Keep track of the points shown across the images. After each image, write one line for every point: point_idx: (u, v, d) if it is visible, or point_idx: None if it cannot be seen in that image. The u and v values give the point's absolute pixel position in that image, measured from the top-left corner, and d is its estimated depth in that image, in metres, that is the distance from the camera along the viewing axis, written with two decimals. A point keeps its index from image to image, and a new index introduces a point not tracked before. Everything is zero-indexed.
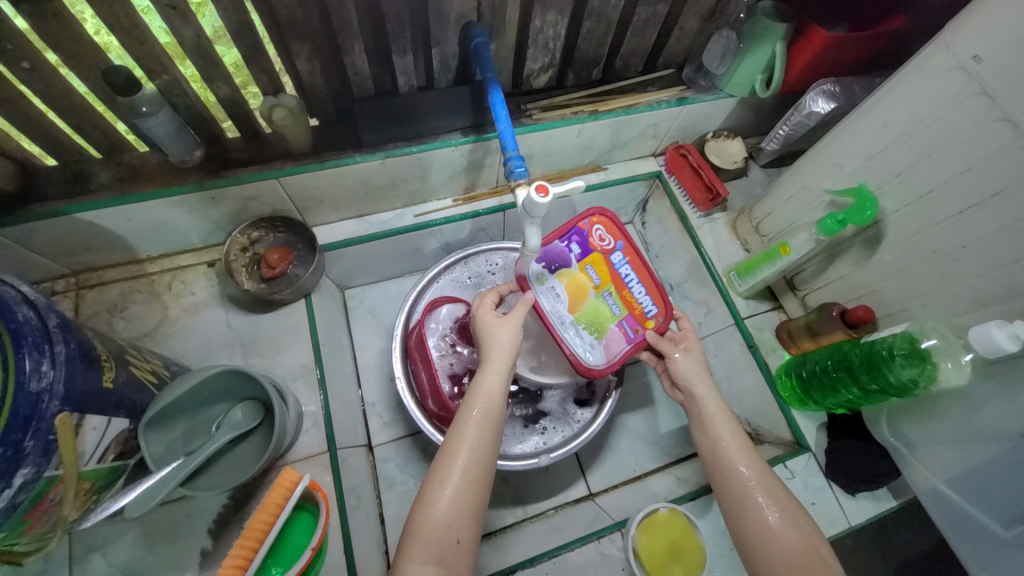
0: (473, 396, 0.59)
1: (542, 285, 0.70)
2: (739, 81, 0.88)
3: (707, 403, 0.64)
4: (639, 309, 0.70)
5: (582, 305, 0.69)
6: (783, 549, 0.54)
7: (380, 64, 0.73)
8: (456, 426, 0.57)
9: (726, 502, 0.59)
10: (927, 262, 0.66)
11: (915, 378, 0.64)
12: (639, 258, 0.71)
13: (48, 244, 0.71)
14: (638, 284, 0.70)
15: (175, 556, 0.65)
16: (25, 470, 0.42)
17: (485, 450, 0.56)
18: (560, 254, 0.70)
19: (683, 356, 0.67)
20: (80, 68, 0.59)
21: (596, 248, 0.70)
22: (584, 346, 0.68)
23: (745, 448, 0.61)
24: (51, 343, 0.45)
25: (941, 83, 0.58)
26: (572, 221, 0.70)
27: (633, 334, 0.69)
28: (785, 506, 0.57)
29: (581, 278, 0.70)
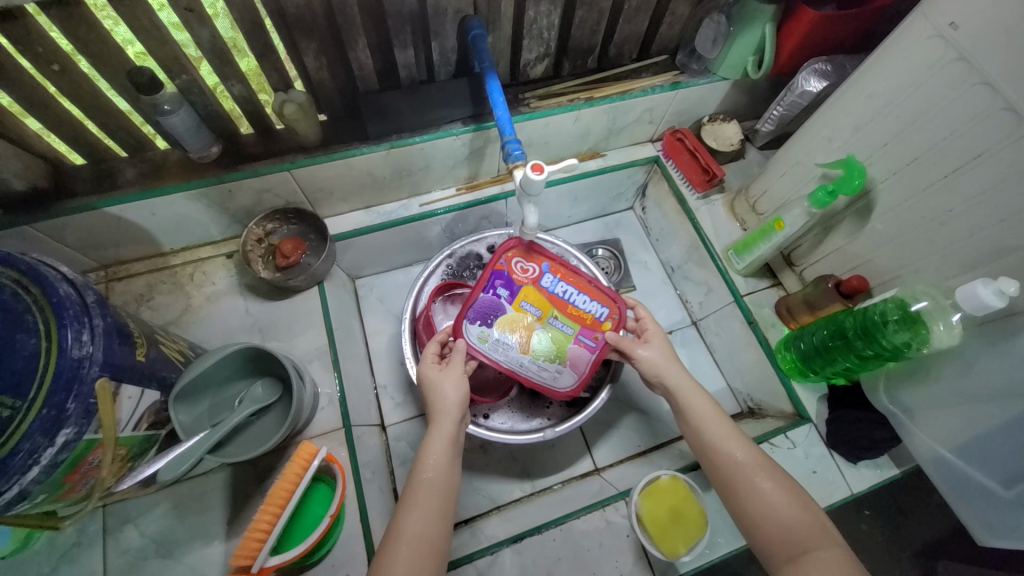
0: (420, 465, 0.61)
1: (487, 340, 0.72)
2: (731, 64, 0.91)
3: (682, 390, 0.66)
4: (590, 317, 0.73)
5: (534, 342, 0.73)
6: (783, 528, 0.55)
7: (383, 58, 0.77)
8: (407, 496, 0.58)
9: (722, 487, 0.60)
10: (917, 228, 0.68)
11: (908, 341, 0.66)
12: (566, 269, 0.74)
13: (79, 238, 0.76)
14: (576, 297, 0.73)
15: (202, 526, 0.69)
16: (67, 430, 0.45)
17: (434, 522, 0.56)
18: (491, 303, 0.72)
19: (646, 351, 0.71)
20: (107, 70, 0.64)
21: (523, 282, 0.72)
22: (551, 374, 0.73)
23: (731, 431, 0.62)
24: (90, 316, 0.49)
25: (922, 52, 0.60)
26: (490, 268, 0.72)
27: (594, 344, 0.73)
28: (777, 477, 0.58)
29: (521, 317, 0.72)
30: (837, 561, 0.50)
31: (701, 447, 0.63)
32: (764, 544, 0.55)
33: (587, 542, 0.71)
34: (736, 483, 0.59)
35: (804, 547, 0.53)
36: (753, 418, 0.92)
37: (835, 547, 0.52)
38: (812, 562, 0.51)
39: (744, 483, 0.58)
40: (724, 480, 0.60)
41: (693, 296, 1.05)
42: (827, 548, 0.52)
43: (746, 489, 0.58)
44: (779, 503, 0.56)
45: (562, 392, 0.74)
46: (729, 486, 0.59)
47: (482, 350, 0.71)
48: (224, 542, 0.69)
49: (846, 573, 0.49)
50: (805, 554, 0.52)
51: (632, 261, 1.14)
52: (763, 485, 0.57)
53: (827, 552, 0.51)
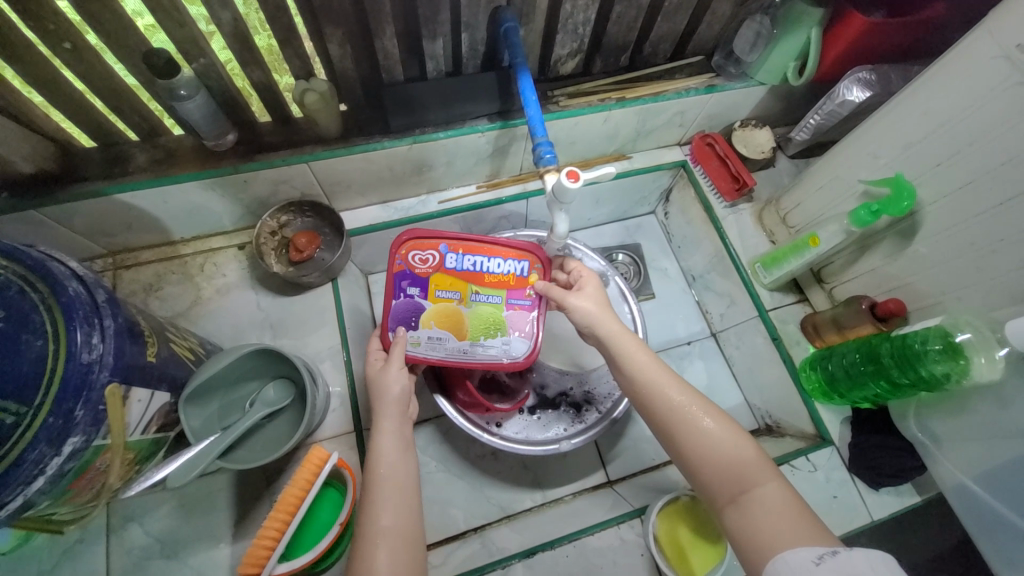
0: (375, 465, 0.59)
1: (420, 342, 0.70)
2: (771, 69, 0.86)
3: (615, 336, 0.64)
4: (513, 277, 0.73)
5: (469, 326, 0.71)
6: (722, 469, 0.54)
7: (409, 48, 0.73)
8: (370, 497, 0.56)
9: (662, 434, 0.58)
10: (965, 255, 0.65)
11: (947, 373, 0.64)
12: (466, 242, 0.74)
13: (87, 224, 0.73)
14: (487, 263, 0.73)
15: (209, 527, 0.68)
16: (75, 438, 0.43)
17: (405, 516, 0.55)
18: (406, 305, 0.71)
19: (578, 298, 0.68)
20: (122, 50, 0.60)
21: (429, 272, 0.72)
22: (502, 349, 0.72)
23: (662, 374, 0.60)
24: (101, 317, 0.47)
25: (987, 70, 0.56)
26: (393, 274, 0.72)
27: (529, 302, 0.73)
28: (711, 412, 0.57)
29: (443, 308, 0.71)
30: (775, 499, 0.50)
31: (636, 396, 0.61)
32: (707, 487, 0.54)
33: (602, 560, 0.69)
34: (673, 430, 0.57)
35: (743, 486, 0.52)
36: (771, 436, 0.90)
37: (773, 482, 0.52)
38: (751, 502, 0.51)
39: (681, 426, 0.57)
40: (662, 426, 0.58)
41: (715, 307, 1.02)
42: (764, 485, 0.52)
43: (684, 434, 0.56)
44: (717, 442, 0.55)
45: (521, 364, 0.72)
46: (668, 434, 0.58)
47: (418, 352, 0.70)
48: (231, 545, 0.67)
49: (786, 507, 0.49)
50: (748, 492, 0.51)
51: (652, 268, 1.11)
52: (701, 423, 0.56)
53: (768, 488, 0.51)
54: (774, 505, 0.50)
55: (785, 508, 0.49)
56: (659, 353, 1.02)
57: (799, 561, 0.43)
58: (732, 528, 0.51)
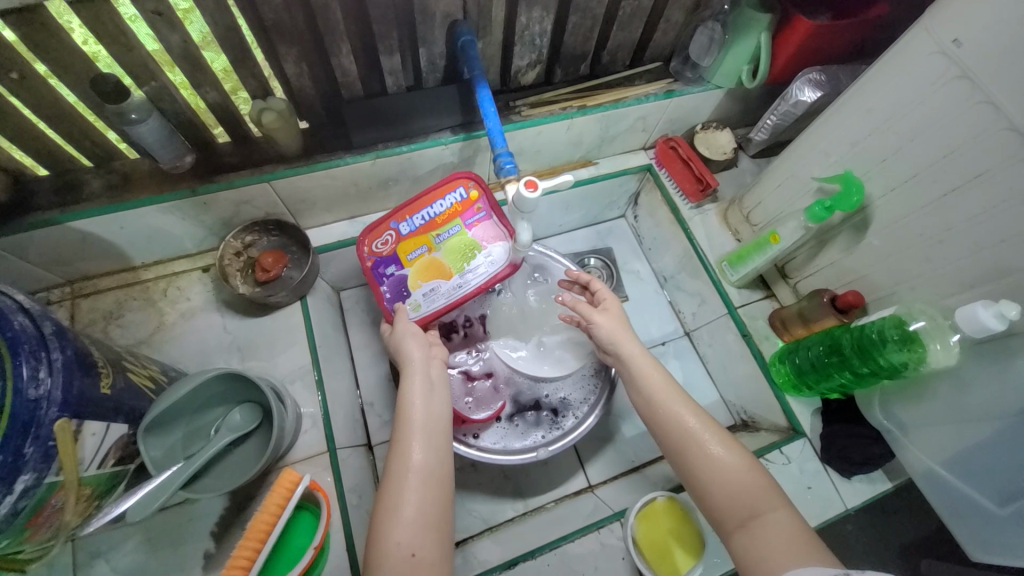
0: (408, 405, 0.60)
1: (420, 304, 0.72)
2: (726, 73, 0.89)
3: (635, 357, 0.66)
4: (459, 205, 0.73)
5: (449, 262, 0.72)
6: (733, 494, 0.54)
7: (368, 64, 0.73)
8: (402, 434, 0.58)
9: (675, 456, 0.59)
10: (915, 245, 0.67)
11: (905, 361, 0.66)
12: (406, 205, 0.75)
13: (42, 254, 0.71)
14: (431, 209, 0.74)
15: (178, 559, 0.66)
16: (25, 477, 0.42)
17: (433, 456, 0.57)
18: (395, 281, 0.74)
19: (603, 317, 0.70)
20: (70, 77, 0.59)
21: (394, 246, 0.75)
22: (488, 263, 0.72)
23: (681, 399, 0.61)
24: (48, 351, 0.45)
25: (923, 67, 0.59)
26: (369, 268, 0.76)
27: (483, 214, 0.73)
28: (726, 439, 0.58)
29: (421, 264, 0.73)
30: (784, 527, 0.51)
31: (653, 417, 0.62)
32: (716, 510, 0.55)
33: (583, 566, 0.69)
34: (688, 452, 0.58)
35: (754, 512, 0.53)
36: (747, 431, 0.92)
37: (782, 509, 0.53)
38: (761, 528, 0.52)
39: (697, 449, 0.58)
40: (676, 448, 0.59)
41: (687, 307, 1.03)
42: (775, 512, 0.52)
43: (698, 457, 0.57)
44: (732, 469, 0.56)
45: (510, 266, 0.71)
46: (681, 455, 0.58)
47: (423, 312, 0.72)
48: None
49: (795, 537, 0.50)
50: (757, 519, 0.52)
51: (625, 271, 1.12)
52: (714, 450, 0.57)
53: (778, 517, 0.52)
54: (785, 534, 0.50)
55: (794, 536, 0.50)
56: None
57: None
58: (740, 554, 0.52)
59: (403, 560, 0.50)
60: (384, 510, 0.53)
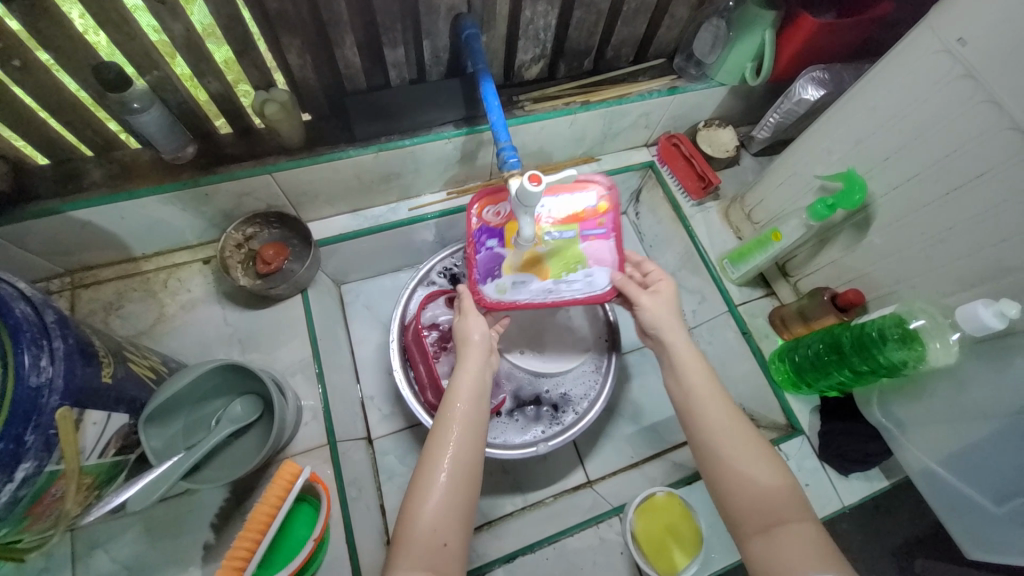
0: (452, 400, 0.60)
1: (507, 288, 0.72)
2: (730, 70, 0.89)
3: (677, 349, 0.64)
4: (584, 211, 0.75)
5: (550, 266, 0.72)
6: (758, 499, 0.54)
7: (371, 56, 0.73)
8: (440, 428, 0.58)
9: (701, 448, 0.58)
10: (916, 244, 0.67)
11: (905, 359, 0.66)
12: (534, 192, 0.77)
13: (42, 243, 0.71)
14: (555, 205, 0.75)
15: (178, 550, 0.66)
16: (27, 464, 0.42)
17: (471, 456, 0.57)
18: (489, 258, 0.73)
19: (649, 301, 0.67)
20: (72, 65, 0.59)
21: (503, 221, 0.75)
22: (586, 283, 0.71)
23: (719, 394, 0.60)
24: (49, 339, 0.45)
25: (928, 66, 0.59)
26: (472, 234, 0.76)
27: (603, 231, 0.74)
28: (757, 440, 0.58)
29: (523, 251, 0.73)
30: (809, 534, 0.51)
31: (687, 408, 0.61)
32: (736, 512, 0.54)
33: (581, 561, 0.70)
34: (719, 453, 0.57)
35: (779, 519, 0.52)
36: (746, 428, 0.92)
37: (808, 522, 0.52)
38: (784, 536, 0.51)
39: (728, 445, 0.57)
40: (706, 441, 0.58)
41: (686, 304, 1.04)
42: (799, 522, 0.52)
43: (728, 458, 0.56)
44: (761, 470, 0.55)
45: (609, 292, 0.71)
46: (710, 454, 0.58)
47: (506, 297, 0.71)
48: (202, 567, 0.65)
49: (820, 546, 0.50)
50: (782, 523, 0.52)
51: None
52: (743, 447, 0.57)
53: (804, 526, 0.51)
54: (809, 540, 0.50)
55: (816, 549, 0.49)
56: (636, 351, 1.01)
57: None
58: (756, 557, 0.52)
59: (435, 548, 0.51)
60: (416, 502, 0.53)
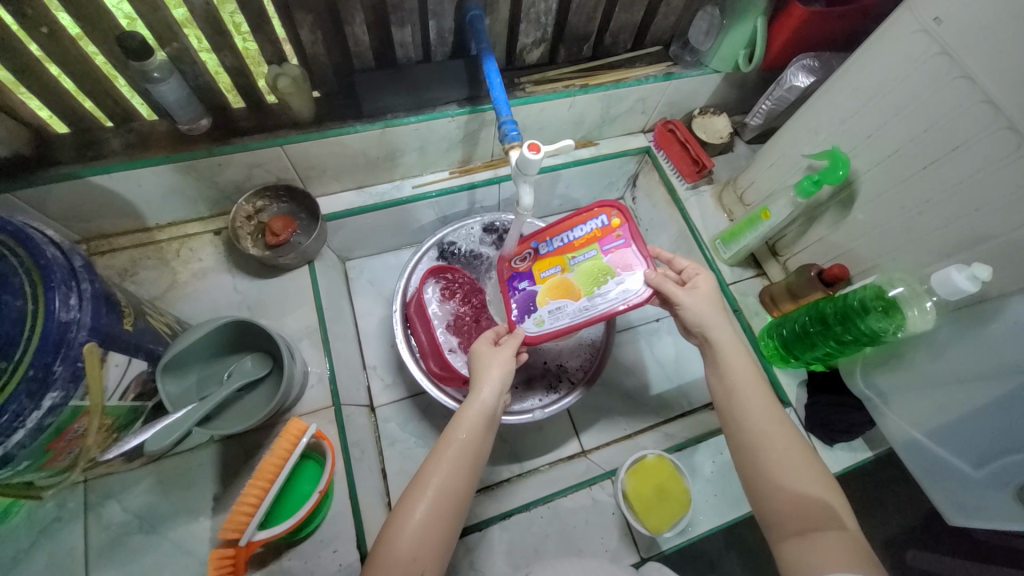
0: (455, 424, 0.58)
1: (545, 319, 0.66)
2: (723, 57, 0.92)
3: (725, 345, 0.62)
4: (597, 231, 0.67)
5: (580, 284, 0.65)
6: (799, 501, 0.54)
7: (380, 35, 0.76)
8: (437, 450, 0.57)
9: (738, 443, 0.59)
10: (896, 218, 0.71)
11: (886, 328, 0.69)
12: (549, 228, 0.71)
13: (61, 208, 0.74)
14: (571, 233, 0.68)
15: (188, 501, 0.69)
16: (55, 393, 0.44)
17: (458, 486, 0.56)
18: (524, 299, 0.69)
19: (690, 298, 0.64)
20: (96, 34, 0.62)
21: (531, 264, 0.71)
22: (621, 291, 0.63)
23: (763, 395, 0.60)
24: (78, 281, 0.48)
25: (907, 46, 0.62)
26: (506, 283, 0.73)
27: (623, 240, 0.66)
28: (797, 448, 0.57)
29: (552, 284, 0.68)
30: (842, 542, 0.50)
31: (727, 406, 0.61)
32: (773, 513, 0.55)
33: (574, 519, 0.73)
34: (760, 454, 0.57)
35: (816, 524, 0.52)
36: None
37: (845, 529, 0.52)
38: (821, 540, 0.51)
39: (769, 447, 0.57)
40: (745, 438, 0.59)
41: None
42: (836, 530, 0.51)
43: (769, 461, 0.56)
44: (799, 478, 0.55)
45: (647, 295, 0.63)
46: (751, 455, 0.58)
47: (546, 328, 0.66)
48: (210, 518, 0.68)
49: (850, 558, 0.49)
50: (815, 530, 0.52)
51: None
52: (780, 449, 0.57)
53: (837, 534, 0.51)
54: (841, 549, 0.50)
55: (855, 554, 0.49)
56: (632, 328, 1.05)
57: None
58: (788, 557, 0.52)
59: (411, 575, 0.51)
60: (397, 518, 0.54)
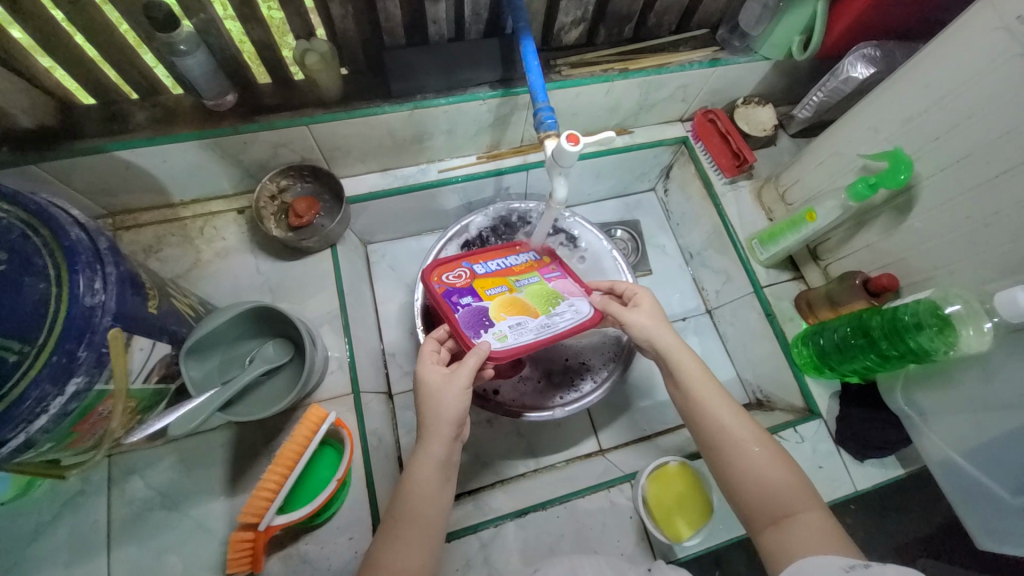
0: (406, 488, 0.55)
1: (506, 335, 0.63)
2: (776, 43, 0.85)
3: (673, 352, 0.63)
4: (530, 264, 0.74)
5: (534, 303, 0.67)
6: (767, 490, 0.53)
7: (411, 10, 0.72)
8: (389, 524, 0.54)
9: (705, 446, 0.59)
10: (959, 229, 0.66)
11: (935, 346, 0.65)
12: (479, 254, 0.73)
13: (86, 182, 0.73)
14: (505, 261, 0.73)
15: (207, 481, 0.69)
16: (79, 378, 0.44)
17: (415, 557, 0.52)
18: (472, 313, 0.64)
19: (634, 313, 0.66)
20: (120, 2, 0.60)
21: (468, 281, 0.68)
22: (573, 311, 0.68)
23: (718, 393, 0.60)
24: (103, 264, 0.47)
25: (988, 41, 0.56)
26: (440, 297, 0.66)
27: (558, 273, 0.74)
28: (758, 437, 0.57)
29: (501, 300, 0.66)
30: (818, 525, 0.50)
31: (688, 410, 0.61)
32: (747, 506, 0.54)
33: (591, 521, 0.72)
34: (725, 452, 0.57)
35: (788, 511, 0.52)
36: (762, 409, 0.93)
37: (817, 510, 0.51)
38: (796, 527, 0.50)
39: (731, 443, 0.57)
40: (708, 438, 0.58)
41: (711, 284, 1.04)
42: (808, 512, 0.51)
43: (734, 455, 0.56)
44: (767, 468, 0.54)
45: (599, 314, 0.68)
46: (718, 455, 0.57)
47: (510, 344, 0.62)
48: (230, 499, 0.68)
49: (827, 537, 0.49)
50: (789, 518, 0.51)
51: (650, 244, 1.12)
52: (746, 445, 0.56)
53: (811, 516, 0.51)
54: (817, 532, 0.49)
55: (829, 536, 0.49)
56: None
57: (828, 567, 0.43)
58: (768, 549, 0.51)
59: None
60: None
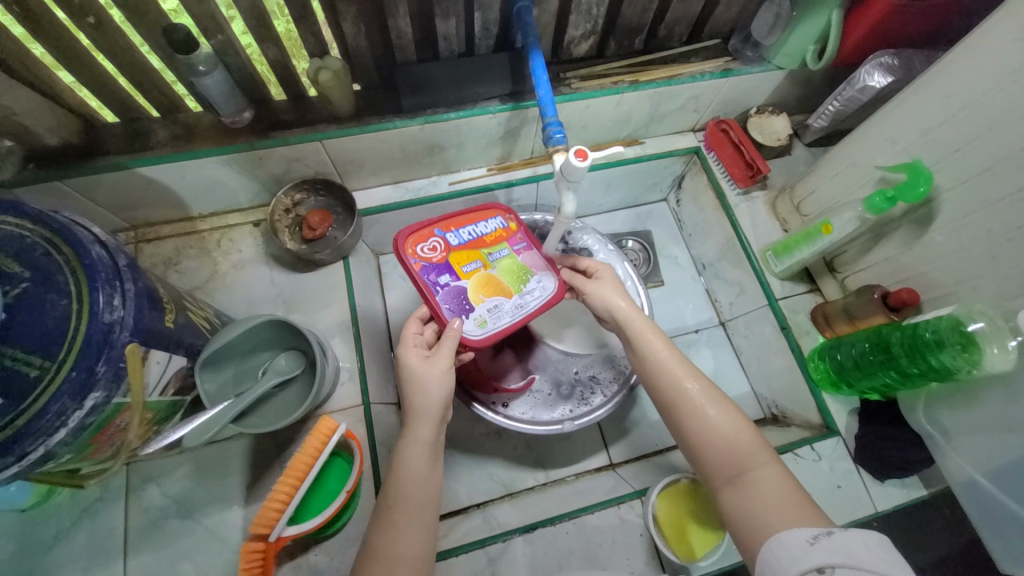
0: (399, 473, 0.55)
1: (484, 319, 0.66)
2: (790, 52, 0.84)
3: (632, 321, 0.64)
4: (500, 232, 0.73)
5: (508, 282, 0.69)
6: (724, 449, 0.53)
7: (422, 27, 0.73)
8: (385, 512, 0.54)
9: (664, 411, 0.58)
10: (982, 243, 0.64)
11: (959, 364, 0.63)
12: (449, 217, 0.71)
13: (110, 197, 0.76)
14: (476, 228, 0.71)
15: (221, 490, 0.70)
16: (97, 393, 0.45)
17: (416, 541, 0.52)
18: (450, 292, 0.66)
19: (596, 286, 0.69)
20: (143, 26, 0.62)
21: (444, 255, 0.68)
22: (542, 287, 0.70)
23: (674, 357, 0.60)
24: (122, 281, 0.49)
25: (1010, 51, 0.55)
26: (416, 273, 0.66)
27: (525, 243, 0.73)
28: (714, 397, 0.56)
29: (477, 279, 0.68)
30: (775, 482, 0.50)
31: (645, 375, 0.61)
32: (705, 466, 0.54)
33: (600, 538, 0.71)
34: (682, 413, 0.56)
35: (743, 469, 0.51)
36: (777, 425, 0.90)
37: (771, 467, 0.51)
38: (752, 485, 0.50)
39: (687, 403, 0.56)
40: (666, 401, 0.58)
41: (724, 295, 1.02)
42: (763, 468, 0.51)
43: (691, 416, 0.56)
44: (723, 428, 0.54)
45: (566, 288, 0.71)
46: (676, 417, 0.57)
47: (489, 329, 0.66)
48: (243, 508, 0.70)
49: (780, 493, 0.49)
50: (744, 475, 0.51)
51: (662, 255, 1.11)
52: (702, 406, 0.56)
53: (766, 473, 0.51)
54: (774, 489, 0.49)
55: (783, 493, 0.49)
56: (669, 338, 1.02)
57: (794, 538, 0.43)
58: (729, 509, 0.51)
59: None
60: None
